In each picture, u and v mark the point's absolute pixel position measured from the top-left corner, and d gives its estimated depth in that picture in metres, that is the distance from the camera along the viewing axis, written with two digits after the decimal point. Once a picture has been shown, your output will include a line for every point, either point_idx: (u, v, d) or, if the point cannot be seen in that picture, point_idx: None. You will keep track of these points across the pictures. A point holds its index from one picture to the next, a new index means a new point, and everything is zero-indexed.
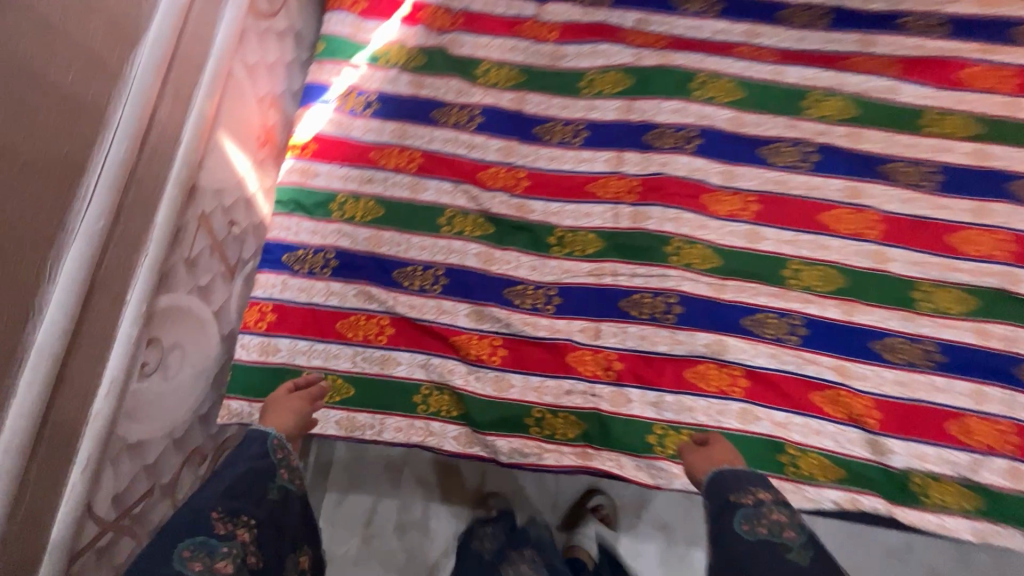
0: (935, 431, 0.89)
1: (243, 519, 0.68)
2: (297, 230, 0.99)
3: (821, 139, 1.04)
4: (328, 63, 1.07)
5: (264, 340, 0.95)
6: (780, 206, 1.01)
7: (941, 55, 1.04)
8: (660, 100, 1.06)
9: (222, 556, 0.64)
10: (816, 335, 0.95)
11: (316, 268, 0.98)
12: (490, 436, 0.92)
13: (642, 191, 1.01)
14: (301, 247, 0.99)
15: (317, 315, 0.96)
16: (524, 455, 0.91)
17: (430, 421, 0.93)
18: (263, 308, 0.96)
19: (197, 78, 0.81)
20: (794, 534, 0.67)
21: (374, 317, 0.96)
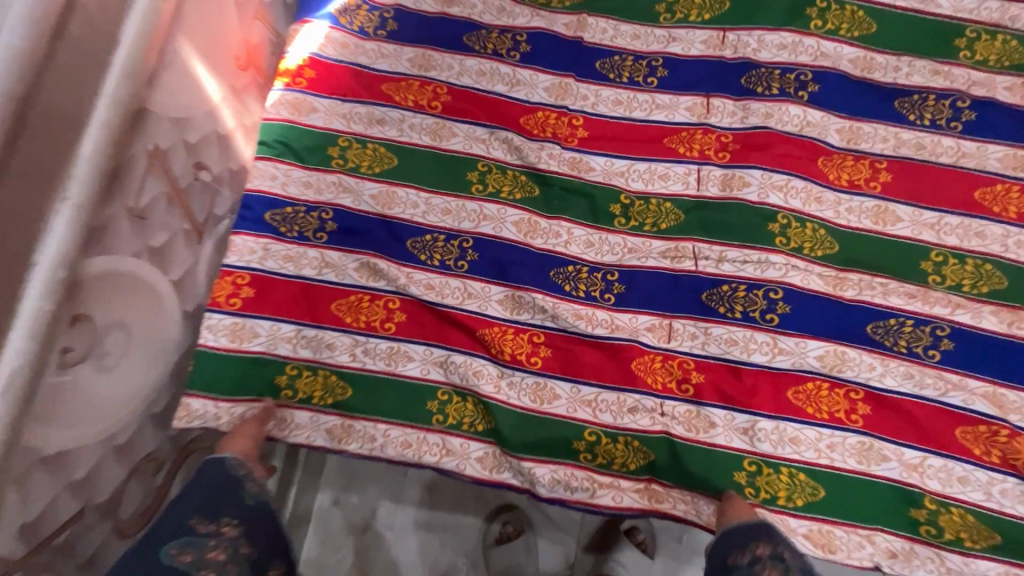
0: None
1: (225, 519, 0.63)
2: (285, 181, 0.79)
3: (979, 88, 0.78)
4: None
5: (236, 320, 0.75)
6: (921, 177, 0.76)
7: None
8: (763, 33, 0.81)
9: (209, 549, 0.61)
10: (965, 351, 0.71)
11: (309, 231, 0.78)
12: (526, 462, 0.72)
13: (737, 149, 0.78)
14: (293, 207, 0.78)
15: (307, 291, 0.77)
16: (570, 490, 0.71)
17: (447, 437, 0.74)
18: (238, 279, 0.75)
19: None
20: None
21: (381, 298, 0.77)
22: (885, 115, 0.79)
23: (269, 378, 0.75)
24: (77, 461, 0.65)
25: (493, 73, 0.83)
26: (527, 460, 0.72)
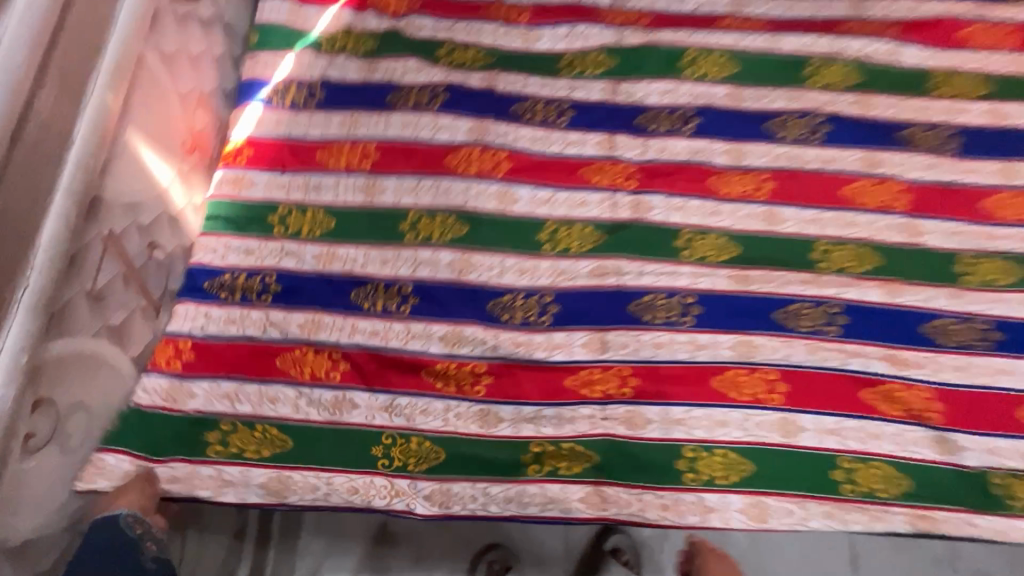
0: (1005, 420, 0.78)
1: None
2: (224, 252, 0.85)
3: (829, 107, 0.94)
4: (265, 55, 0.95)
5: (172, 381, 0.77)
6: (798, 183, 0.90)
7: (934, 17, 1.01)
8: (648, 81, 0.96)
9: None
10: (858, 323, 0.82)
11: (252, 294, 0.83)
12: (478, 484, 0.77)
13: (640, 177, 0.90)
14: (225, 271, 0.84)
15: (247, 352, 0.80)
16: (522, 506, 0.76)
17: (394, 479, 0.78)
18: (179, 344, 0.79)
19: (92, 68, 0.70)
20: None
21: (323, 351, 0.81)
22: (761, 135, 0.93)
23: (199, 438, 0.76)
24: (44, 546, 0.66)
25: (418, 124, 0.93)
26: (478, 482, 0.78)
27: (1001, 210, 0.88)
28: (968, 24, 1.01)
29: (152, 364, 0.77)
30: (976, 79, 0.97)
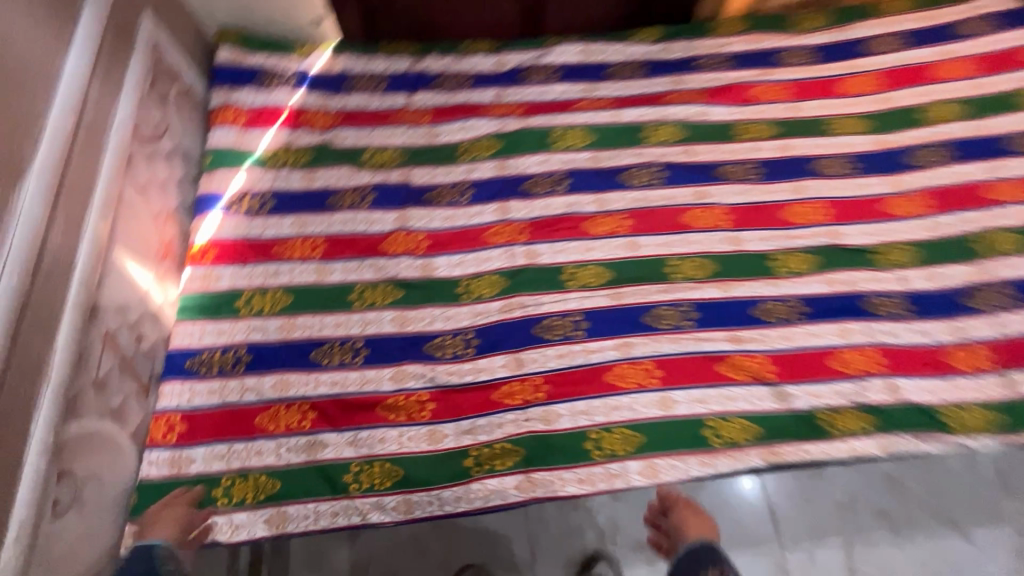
0: (820, 369, 1.04)
1: None
2: (200, 336, 1.03)
3: (664, 158, 1.25)
4: (219, 171, 1.18)
5: (173, 452, 0.95)
6: (649, 217, 1.18)
7: (733, 82, 1.35)
8: (527, 156, 1.24)
9: None
10: (706, 315, 1.08)
11: (227, 367, 1.01)
12: (434, 490, 0.96)
13: (530, 231, 1.16)
14: (203, 351, 1.02)
15: (231, 416, 0.98)
16: (471, 500, 0.95)
17: (365, 498, 0.95)
18: (172, 419, 0.96)
19: (88, 203, 0.88)
20: None
21: (294, 405, 0.99)
22: (618, 185, 1.22)
23: (206, 492, 0.93)
24: None
25: (356, 220, 1.16)
26: (433, 489, 0.96)
27: (795, 217, 1.18)
28: (757, 84, 1.34)
29: (151, 440, 0.95)
30: (769, 122, 1.29)
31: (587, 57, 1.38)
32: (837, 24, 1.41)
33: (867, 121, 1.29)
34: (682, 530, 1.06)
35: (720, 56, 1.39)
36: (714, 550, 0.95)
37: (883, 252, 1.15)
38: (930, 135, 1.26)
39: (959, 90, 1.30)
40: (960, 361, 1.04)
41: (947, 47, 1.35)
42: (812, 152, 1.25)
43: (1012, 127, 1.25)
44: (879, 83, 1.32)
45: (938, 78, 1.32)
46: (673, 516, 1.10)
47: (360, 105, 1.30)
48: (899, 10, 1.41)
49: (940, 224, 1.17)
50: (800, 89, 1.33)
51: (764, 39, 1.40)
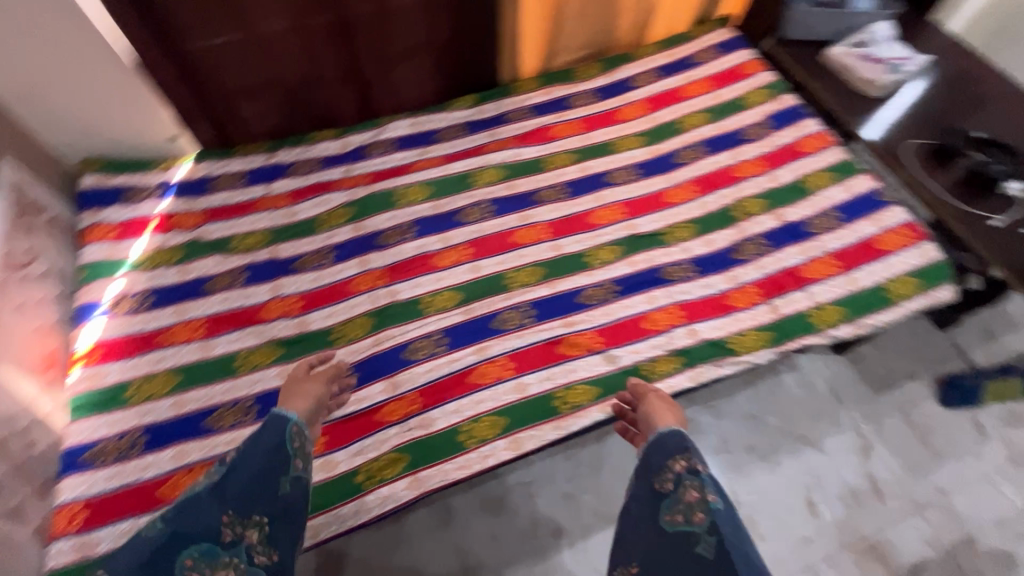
0: (636, 331, 1.29)
1: (253, 517, 0.84)
2: (95, 429, 1.13)
3: (490, 195, 1.51)
4: (96, 282, 1.31)
5: (80, 539, 1.02)
6: (486, 243, 1.43)
7: (537, 126, 1.67)
8: (377, 215, 1.46)
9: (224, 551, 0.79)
10: (542, 310, 1.32)
11: (125, 450, 1.11)
12: (335, 511, 1.09)
13: (388, 274, 1.37)
14: (100, 442, 1.12)
15: (133, 493, 1.07)
16: (369, 510, 1.09)
17: None
18: (75, 509, 1.04)
19: None
20: (700, 517, 0.87)
21: (194, 469, 1.10)
22: (456, 223, 1.46)
23: None
24: None
25: (234, 297, 1.32)
26: (334, 510, 1.09)
27: (600, 219, 1.48)
28: (555, 124, 1.67)
29: (57, 533, 1.02)
30: (568, 152, 1.61)
31: (417, 128, 1.66)
32: (607, 70, 1.80)
33: (642, 136, 1.64)
34: (652, 419, 1.06)
35: (525, 108, 1.72)
36: (679, 438, 1.00)
37: (670, 232, 1.45)
38: (689, 138, 1.62)
39: (703, 102, 1.69)
40: (738, 301, 1.34)
41: (689, 72, 1.75)
42: (605, 168, 1.57)
43: (744, 121, 1.63)
44: (645, 108, 1.69)
45: (686, 96, 1.70)
46: (639, 409, 1.12)
47: (224, 200, 1.48)
48: (650, 52, 1.83)
49: (707, 202, 1.50)
50: (588, 123, 1.67)
51: (556, 90, 1.76)
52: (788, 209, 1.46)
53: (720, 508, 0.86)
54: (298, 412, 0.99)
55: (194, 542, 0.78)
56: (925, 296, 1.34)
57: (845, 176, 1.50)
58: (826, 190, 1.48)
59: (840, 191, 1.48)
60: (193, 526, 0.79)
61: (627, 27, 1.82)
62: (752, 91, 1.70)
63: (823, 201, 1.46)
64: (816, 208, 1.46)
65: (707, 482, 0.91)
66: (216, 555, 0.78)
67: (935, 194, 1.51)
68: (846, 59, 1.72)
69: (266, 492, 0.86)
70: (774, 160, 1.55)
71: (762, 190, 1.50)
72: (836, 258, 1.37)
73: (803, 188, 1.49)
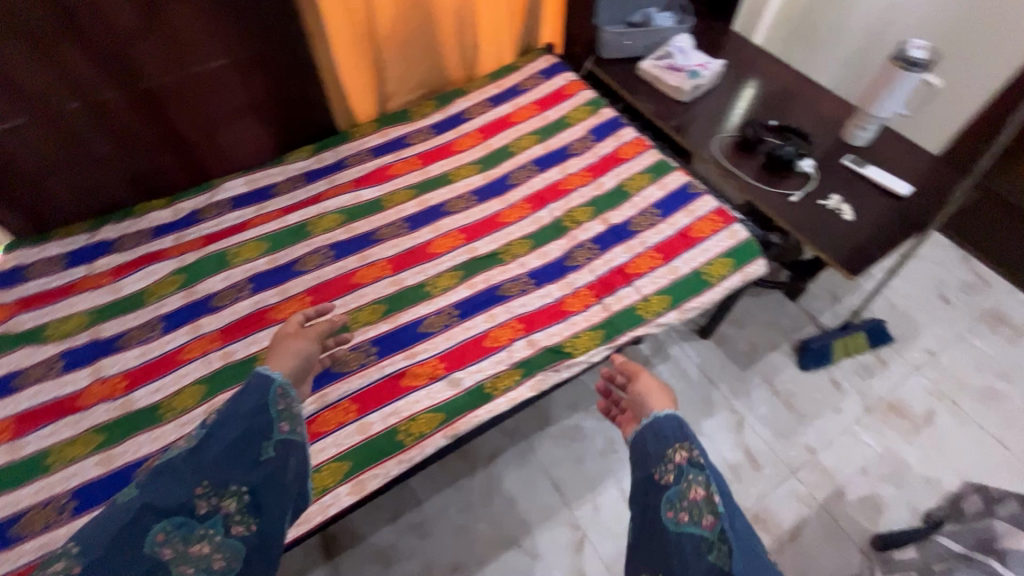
0: (478, 351, 1.32)
1: (230, 489, 0.91)
2: None
3: (328, 240, 1.52)
4: None
5: None
6: (324, 289, 1.42)
7: (375, 167, 1.71)
8: (210, 278, 1.43)
9: (199, 527, 0.86)
10: (384, 346, 1.32)
11: None
12: None
13: (222, 336, 1.33)
14: None
15: None
16: None
17: None
18: None
19: None
20: (709, 520, 0.89)
21: None
22: (293, 273, 1.45)
23: None
24: None
25: (49, 388, 1.23)
26: None
27: (439, 248, 1.51)
28: (393, 163, 1.72)
29: None
30: (407, 188, 1.65)
31: (252, 185, 1.65)
32: (442, 105, 1.87)
33: (477, 164, 1.71)
34: (645, 403, 1.15)
35: (363, 151, 1.75)
36: (679, 430, 1.04)
37: (507, 250, 1.51)
38: (521, 160, 1.71)
39: (532, 124, 1.79)
40: (573, 305, 1.40)
41: (518, 99, 1.86)
42: (443, 198, 1.63)
43: (569, 138, 1.74)
44: (478, 138, 1.78)
45: (516, 121, 1.80)
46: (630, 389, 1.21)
47: (39, 287, 1.39)
48: (481, 85, 1.93)
49: (541, 217, 1.58)
50: (425, 158, 1.73)
51: (392, 131, 1.81)
52: (614, 212, 1.56)
53: (725, 510, 0.90)
54: (282, 372, 1.05)
55: (171, 513, 0.85)
56: (739, 273, 1.45)
57: (661, 174, 1.62)
58: (646, 190, 1.60)
59: (658, 189, 1.59)
60: (167, 499, 0.85)
61: (455, 64, 1.92)
62: (576, 108, 1.82)
63: (644, 200, 1.57)
64: (638, 206, 1.56)
65: (710, 477, 0.95)
66: (190, 527, 0.85)
67: (741, 179, 1.66)
68: (653, 71, 1.90)
69: (242, 462, 0.93)
70: (599, 169, 1.66)
71: (589, 198, 1.60)
72: (657, 251, 1.47)
73: (626, 191, 1.60)
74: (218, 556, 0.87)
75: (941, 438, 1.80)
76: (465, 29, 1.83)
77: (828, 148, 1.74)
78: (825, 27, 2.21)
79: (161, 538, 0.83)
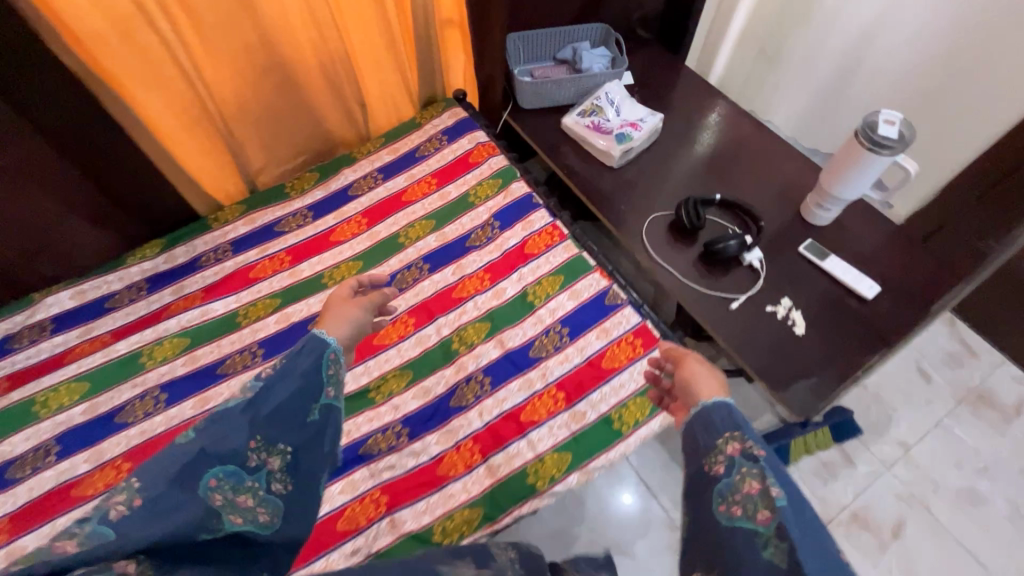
0: (327, 539, 1.06)
1: (277, 448, 0.84)
2: None
3: (161, 378, 1.25)
4: None
5: None
6: (147, 450, 1.16)
7: (234, 269, 1.42)
8: (9, 439, 1.16)
9: (246, 483, 0.79)
10: None
11: None
12: None
13: (11, 525, 1.07)
14: None
15: None
16: None
17: None
18: None
19: None
20: (765, 516, 0.70)
21: None
22: (111, 429, 1.18)
23: None
24: None
25: None
26: None
27: None
28: (256, 263, 1.43)
29: None
30: (269, 297, 1.37)
31: (81, 298, 1.35)
32: (323, 180, 1.56)
33: (356, 262, 1.41)
34: (692, 390, 0.92)
35: (223, 244, 1.46)
36: (733, 418, 0.83)
37: (381, 385, 1.23)
38: (409, 255, 1.41)
39: (429, 205, 1.49)
40: (453, 466, 1.14)
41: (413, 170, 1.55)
42: (311, 312, 1.34)
43: (470, 223, 1.44)
44: (361, 225, 1.48)
45: (410, 201, 1.50)
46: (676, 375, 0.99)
47: None
48: (373, 149, 1.61)
49: (426, 335, 1.29)
50: (295, 254, 1.44)
51: (259, 216, 1.50)
52: (513, 330, 1.27)
53: (787, 505, 0.70)
54: (335, 334, 1.01)
55: (223, 464, 0.77)
56: (661, 416, 1.17)
57: (576, 276, 1.32)
58: (555, 298, 1.30)
59: (569, 297, 1.30)
60: (222, 445, 0.79)
61: (340, 124, 1.59)
62: (482, 183, 1.50)
63: (551, 314, 1.28)
64: (544, 323, 1.27)
65: (768, 467, 0.74)
66: (240, 478, 0.79)
67: (673, 277, 1.37)
68: (579, 128, 1.57)
69: (292, 421, 0.87)
70: (501, 270, 1.36)
71: (487, 309, 1.31)
72: (560, 387, 1.20)
73: (531, 301, 1.31)
74: (261, 514, 0.80)
75: (910, 557, 1.56)
76: (342, 88, 1.49)
77: (782, 230, 1.44)
78: (797, 55, 1.89)
79: (212, 490, 0.75)
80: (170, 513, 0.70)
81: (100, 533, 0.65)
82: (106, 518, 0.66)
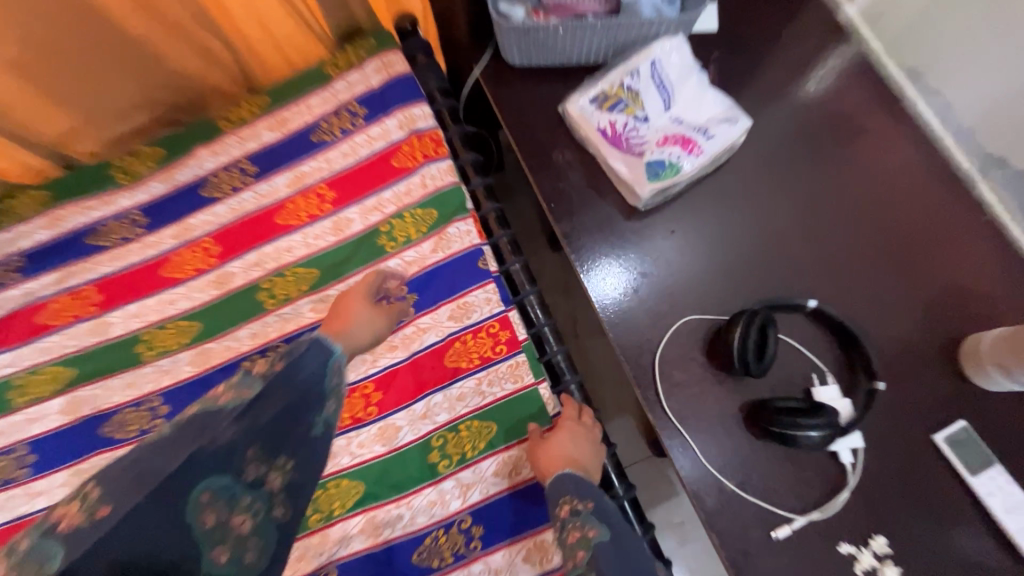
0: None
1: (278, 460, 0.59)
2: None
3: None
4: None
5: None
6: None
7: (17, 306, 0.92)
8: None
9: (240, 505, 0.54)
10: None
11: None
12: None
13: None
14: None
15: None
16: None
17: None
18: None
19: None
20: (583, 554, 0.62)
21: None
22: None
23: None
24: None
25: None
26: None
27: None
28: (50, 299, 0.93)
29: None
30: (60, 363, 0.90)
31: None
32: (166, 165, 0.99)
33: (191, 324, 0.91)
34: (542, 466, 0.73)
35: (8, 257, 0.94)
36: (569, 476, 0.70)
37: None
38: (268, 332, 0.88)
39: (314, 239, 0.91)
40: None
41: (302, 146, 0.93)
42: (112, 403, 0.87)
43: None
44: (208, 259, 0.93)
45: (287, 225, 0.92)
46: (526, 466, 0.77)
47: None
48: (250, 117, 0.99)
49: None
50: (107, 294, 0.93)
51: (67, 215, 0.97)
52: (393, 509, 0.78)
53: (604, 543, 0.62)
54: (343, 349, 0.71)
55: (214, 477, 0.52)
56: None
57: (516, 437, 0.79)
58: (472, 466, 0.78)
59: (496, 469, 0.78)
60: (219, 448, 0.52)
61: (190, 60, 0.97)
62: (404, 213, 0.90)
63: (460, 495, 0.77)
64: (445, 509, 0.77)
65: (592, 516, 0.65)
66: (235, 495, 0.54)
67: (689, 451, 0.78)
68: (590, 128, 0.86)
69: (294, 430, 0.60)
70: (398, 391, 0.82)
71: (361, 460, 0.80)
72: None
73: (432, 462, 0.79)
74: (250, 554, 0.55)
75: None
76: (161, 6, 0.85)
77: (910, 395, 0.79)
78: None
79: (198, 510, 0.50)
80: (150, 538, 0.46)
81: (46, 556, 0.42)
82: (51, 533, 0.44)
